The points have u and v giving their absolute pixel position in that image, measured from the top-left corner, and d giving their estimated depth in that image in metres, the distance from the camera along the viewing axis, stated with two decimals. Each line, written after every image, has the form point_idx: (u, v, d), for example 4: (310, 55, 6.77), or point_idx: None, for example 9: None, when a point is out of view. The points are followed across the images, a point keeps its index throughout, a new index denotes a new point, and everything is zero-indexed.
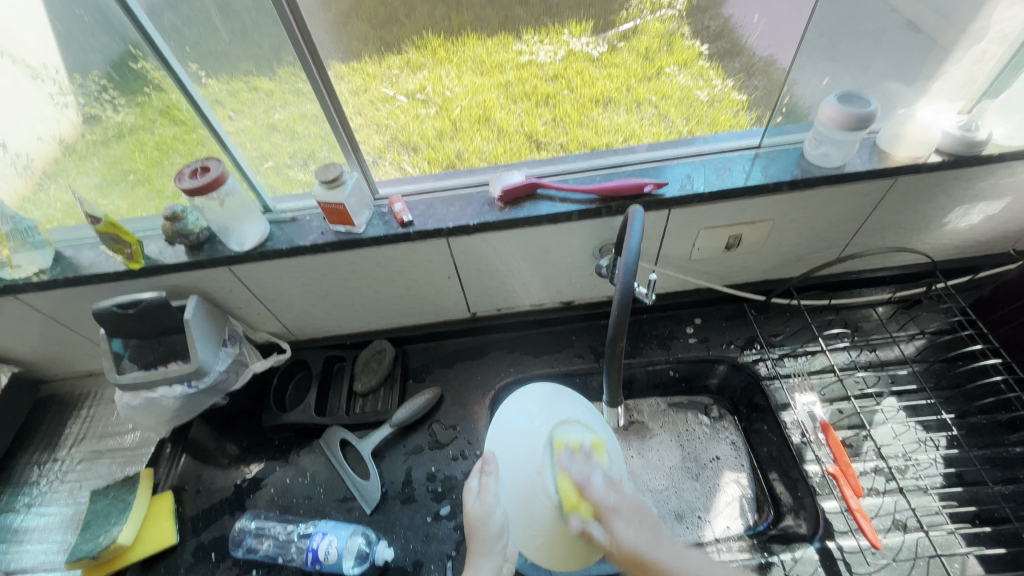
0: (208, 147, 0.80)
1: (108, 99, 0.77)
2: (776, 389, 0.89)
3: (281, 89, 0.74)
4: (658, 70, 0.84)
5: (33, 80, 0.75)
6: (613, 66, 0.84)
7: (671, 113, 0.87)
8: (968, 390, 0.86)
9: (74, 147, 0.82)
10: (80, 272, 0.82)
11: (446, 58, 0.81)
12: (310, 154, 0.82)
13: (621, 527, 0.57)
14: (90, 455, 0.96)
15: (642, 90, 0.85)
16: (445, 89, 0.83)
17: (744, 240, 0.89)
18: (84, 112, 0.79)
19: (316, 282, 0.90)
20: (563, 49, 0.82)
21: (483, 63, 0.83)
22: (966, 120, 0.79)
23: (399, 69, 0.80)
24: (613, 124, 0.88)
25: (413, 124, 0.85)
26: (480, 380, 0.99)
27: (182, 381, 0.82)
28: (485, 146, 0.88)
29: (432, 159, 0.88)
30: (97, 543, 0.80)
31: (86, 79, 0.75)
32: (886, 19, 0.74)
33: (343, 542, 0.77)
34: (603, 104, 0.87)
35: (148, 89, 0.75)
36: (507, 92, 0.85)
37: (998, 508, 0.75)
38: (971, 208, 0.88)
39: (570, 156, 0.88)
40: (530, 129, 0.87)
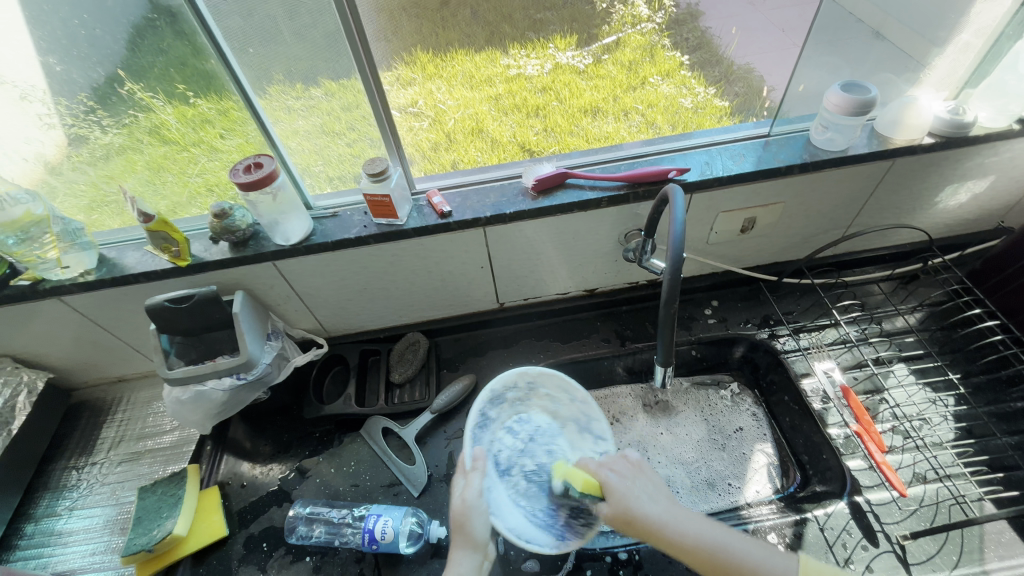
0: (200, 165, 0.85)
1: (94, 120, 0.78)
2: (795, 361, 0.95)
3: (270, 107, 0.79)
4: (643, 80, 0.86)
5: (20, 102, 0.75)
6: (598, 78, 0.84)
7: (658, 120, 0.91)
8: (969, 351, 0.93)
9: (59, 168, 0.83)
10: (126, 272, 0.85)
11: (435, 74, 0.78)
12: (304, 169, 0.88)
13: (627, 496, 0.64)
14: (129, 456, 0.97)
15: (629, 99, 0.88)
16: (437, 102, 0.82)
17: (758, 223, 0.96)
18: (70, 134, 0.79)
19: (355, 276, 0.93)
20: (550, 63, 0.81)
21: (472, 77, 0.81)
22: (954, 105, 0.87)
23: (390, 85, 0.77)
24: (603, 132, 0.91)
25: (410, 136, 0.85)
26: (512, 367, 1.02)
27: (231, 374, 0.84)
28: (479, 156, 0.91)
29: (428, 170, 0.90)
30: (152, 536, 0.81)
31: (74, 101, 0.76)
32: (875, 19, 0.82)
33: (398, 521, 0.79)
34: (592, 113, 0.89)
35: (136, 111, 0.78)
36: (497, 105, 0.85)
37: (1006, 457, 0.81)
38: (960, 187, 0.96)
39: (573, 154, 0.92)
40: (523, 139, 0.90)
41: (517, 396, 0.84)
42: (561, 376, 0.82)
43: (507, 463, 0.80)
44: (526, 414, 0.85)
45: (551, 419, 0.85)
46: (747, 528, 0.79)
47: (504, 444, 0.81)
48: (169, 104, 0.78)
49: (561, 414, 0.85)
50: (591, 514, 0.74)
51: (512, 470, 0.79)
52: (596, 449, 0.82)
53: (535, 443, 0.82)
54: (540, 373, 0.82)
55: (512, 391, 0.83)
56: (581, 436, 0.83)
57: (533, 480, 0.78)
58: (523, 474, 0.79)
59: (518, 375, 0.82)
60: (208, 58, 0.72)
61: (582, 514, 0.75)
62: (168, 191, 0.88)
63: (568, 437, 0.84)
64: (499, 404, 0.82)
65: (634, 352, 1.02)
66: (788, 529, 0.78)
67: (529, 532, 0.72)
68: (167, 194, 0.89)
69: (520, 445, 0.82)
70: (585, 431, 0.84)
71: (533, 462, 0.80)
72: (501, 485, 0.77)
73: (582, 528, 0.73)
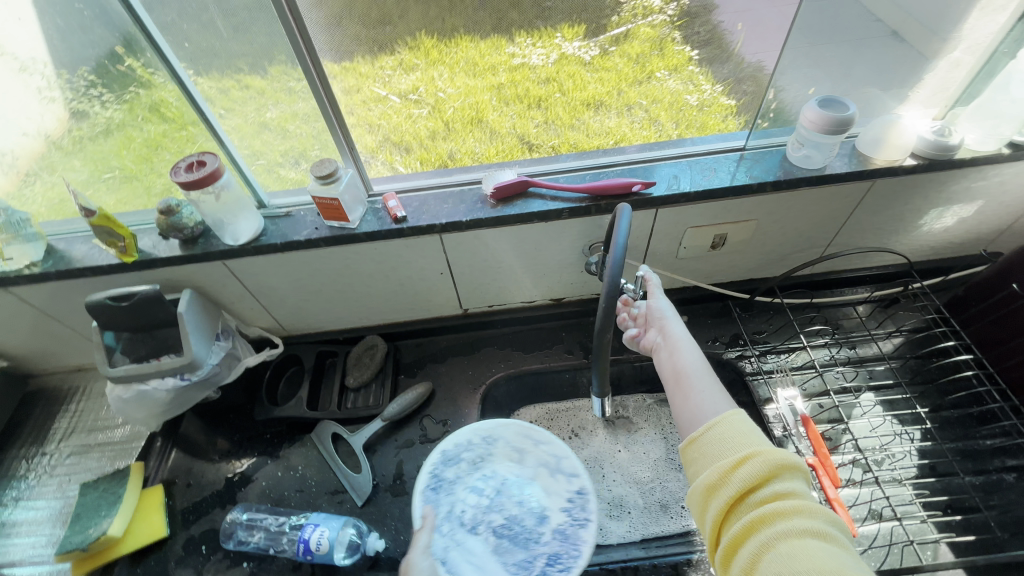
0: (197, 144, 0.81)
1: (95, 95, 0.77)
2: (758, 384, 0.91)
3: (273, 88, 0.75)
4: (649, 75, 0.80)
5: (20, 74, 0.75)
6: (604, 71, 0.79)
7: (661, 117, 0.86)
8: (941, 385, 0.89)
9: (59, 144, 0.82)
10: (73, 265, 0.83)
11: (439, 60, 0.75)
12: (301, 154, 0.83)
13: (669, 312, 0.71)
14: (79, 448, 0.96)
15: (633, 93, 0.82)
16: (437, 90, 0.79)
17: (729, 239, 0.92)
18: (71, 108, 0.79)
19: (310, 277, 0.91)
20: (556, 53, 0.76)
21: (475, 65, 0.77)
22: (939, 125, 0.82)
23: (392, 70, 0.74)
24: (603, 128, 0.86)
25: (406, 124, 0.82)
26: (472, 375, 1.00)
27: (175, 374, 0.82)
28: (478, 146, 0.86)
29: (424, 159, 0.87)
30: (87, 535, 0.80)
31: (76, 75, 0.75)
32: (869, 28, 0.76)
33: (335, 532, 0.78)
34: (594, 107, 0.84)
35: (138, 87, 0.76)
36: (499, 95, 0.81)
37: (968, 498, 0.78)
38: (946, 210, 0.91)
39: (566, 155, 0.89)
40: (522, 131, 0.85)
41: (473, 452, 0.85)
42: (519, 423, 0.85)
43: (473, 523, 0.80)
44: (490, 470, 0.85)
45: (518, 472, 0.85)
46: (692, 557, 0.79)
47: (467, 504, 0.81)
48: (168, 82, 0.74)
49: (528, 464, 0.85)
50: (569, 555, 0.75)
51: (477, 527, 0.79)
52: (570, 487, 0.81)
53: (501, 497, 0.82)
54: (500, 425, 0.86)
55: (468, 451, 0.85)
56: (553, 480, 0.83)
57: (504, 534, 0.79)
58: (491, 530, 0.79)
59: (473, 431, 0.86)
60: (157, 44, 0.70)
61: (559, 560, 0.75)
62: (163, 169, 0.83)
63: (540, 484, 0.83)
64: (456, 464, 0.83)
65: None
66: None
67: None
68: (156, 175, 0.84)
69: (486, 502, 0.82)
70: (555, 474, 0.83)
71: (502, 517, 0.80)
72: (471, 545, 0.77)
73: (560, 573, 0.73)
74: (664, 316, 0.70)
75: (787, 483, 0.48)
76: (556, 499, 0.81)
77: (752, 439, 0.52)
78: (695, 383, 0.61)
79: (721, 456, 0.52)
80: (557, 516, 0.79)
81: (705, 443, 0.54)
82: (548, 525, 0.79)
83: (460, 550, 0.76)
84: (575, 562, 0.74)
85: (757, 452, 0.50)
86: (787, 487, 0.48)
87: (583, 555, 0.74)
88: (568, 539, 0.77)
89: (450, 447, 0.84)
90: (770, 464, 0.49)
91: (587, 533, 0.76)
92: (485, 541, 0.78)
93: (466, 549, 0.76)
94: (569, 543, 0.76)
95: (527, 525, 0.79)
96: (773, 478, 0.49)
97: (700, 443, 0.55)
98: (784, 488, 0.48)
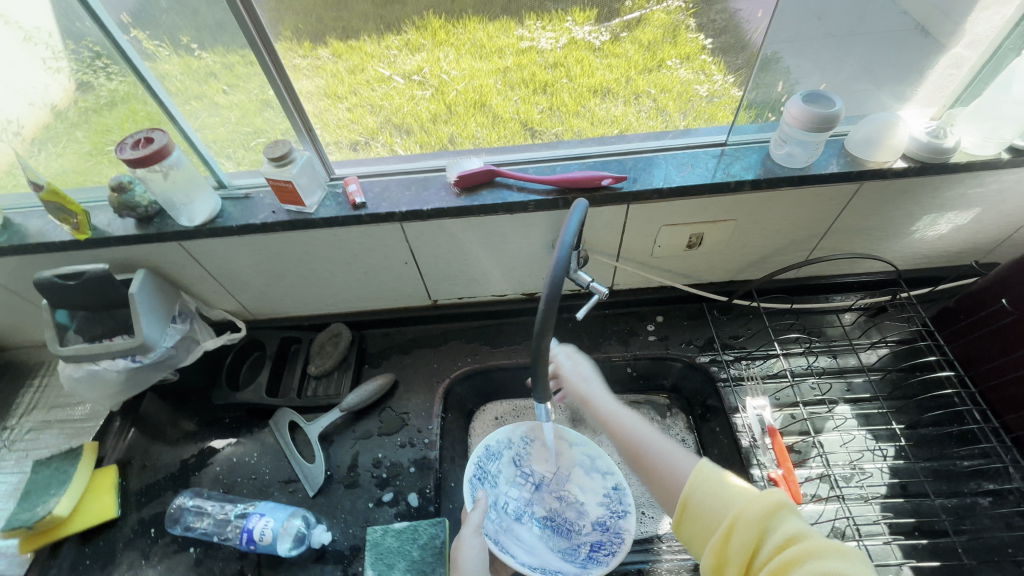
0: (199, 120, 0.79)
1: (100, 66, 0.74)
2: (728, 392, 0.88)
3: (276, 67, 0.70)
4: (659, 63, 0.74)
5: (25, 43, 0.73)
6: (613, 57, 0.73)
7: (669, 107, 0.80)
8: (922, 400, 0.85)
9: (65, 114, 0.80)
10: (28, 239, 0.81)
11: (445, 40, 0.70)
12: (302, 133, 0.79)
13: (589, 377, 0.70)
14: (40, 424, 0.96)
15: (642, 82, 0.77)
16: (441, 72, 0.74)
17: (706, 239, 0.88)
18: (77, 78, 0.76)
19: (271, 261, 0.88)
20: (565, 37, 0.70)
21: (482, 47, 0.72)
22: (935, 125, 0.76)
23: (397, 50, 0.71)
24: (610, 115, 0.81)
25: (409, 105, 0.77)
26: (436, 368, 0.98)
27: (126, 356, 0.80)
28: (479, 131, 0.82)
29: (424, 143, 0.83)
30: (34, 513, 0.79)
31: (80, 45, 0.72)
32: (896, 21, 0.70)
33: (279, 523, 0.77)
34: (601, 94, 0.78)
35: (142, 60, 0.72)
36: (505, 79, 0.75)
37: (937, 522, 0.75)
38: (939, 217, 0.86)
39: (571, 141, 0.84)
40: (526, 116, 0.80)
41: (513, 450, 0.88)
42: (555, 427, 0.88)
43: (516, 513, 0.85)
44: (529, 467, 0.88)
45: (555, 469, 0.88)
46: (643, 567, 0.78)
47: (510, 497, 0.86)
48: (175, 55, 0.72)
49: (564, 463, 0.88)
50: (611, 542, 0.79)
51: (522, 517, 0.84)
52: (606, 484, 0.85)
53: (541, 491, 0.87)
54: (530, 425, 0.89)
55: (508, 449, 0.88)
56: (589, 478, 0.86)
57: (546, 524, 0.84)
58: (536, 521, 0.84)
59: (513, 430, 0.89)
60: (96, 15, 0.68)
61: (603, 547, 0.79)
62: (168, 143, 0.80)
63: (576, 481, 0.87)
64: (499, 459, 0.87)
65: None
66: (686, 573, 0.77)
67: (553, 562, 0.79)
68: None
69: (527, 495, 0.86)
70: (590, 472, 0.86)
71: (544, 509, 0.85)
72: (517, 533, 0.82)
73: (603, 557, 0.77)
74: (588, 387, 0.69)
75: (780, 531, 0.49)
76: (592, 495, 0.85)
77: (727, 495, 0.53)
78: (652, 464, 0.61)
79: (712, 529, 0.53)
80: (594, 509, 0.84)
81: (692, 520, 0.55)
82: (588, 518, 0.83)
83: (509, 537, 0.81)
84: (617, 548, 0.78)
85: (738, 513, 0.51)
86: (782, 537, 0.48)
87: (624, 543, 0.78)
88: (609, 530, 0.81)
89: (492, 442, 0.87)
90: (756, 522, 0.50)
91: (625, 524, 0.80)
92: (529, 531, 0.83)
93: (512, 536, 0.82)
94: (610, 532, 0.80)
95: (567, 517, 0.84)
96: (765, 534, 0.49)
97: (687, 521, 0.55)
98: (779, 540, 0.48)
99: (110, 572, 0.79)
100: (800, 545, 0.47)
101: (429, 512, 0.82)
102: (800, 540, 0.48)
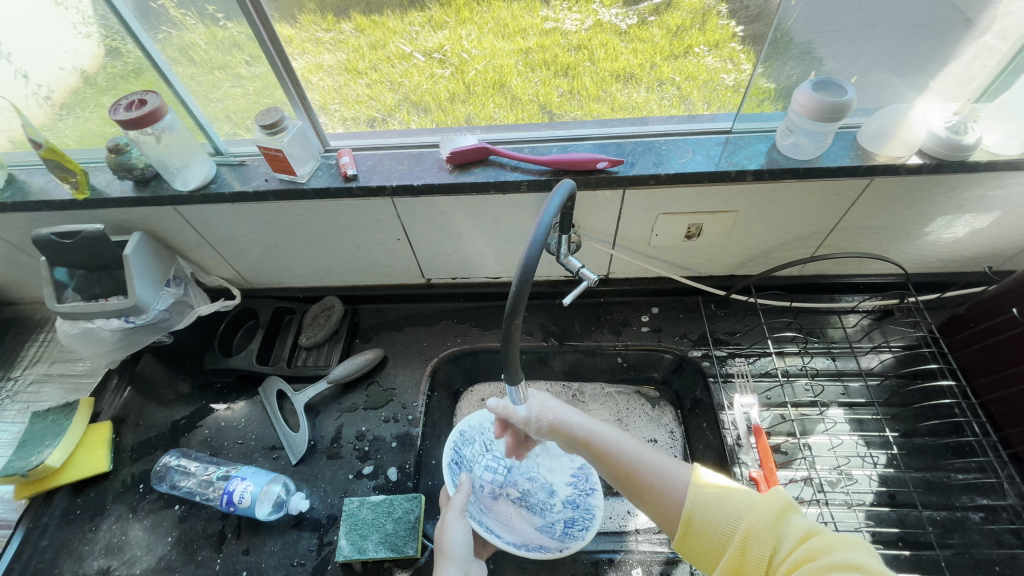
0: (222, 90, 0.79)
1: (126, 33, 0.72)
2: (716, 387, 0.86)
3: (300, 37, 0.72)
4: (687, 49, 0.73)
5: (56, 8, 0.72)
6: (639, 41, 0.72)
7: (693, 95, 0.78)
8: (919, 409, 0.83)
9: (94, 80, 0.79)
10: (29, 197, 0.82)
11: (469, 18, 0.71)
12: (322, 107, 0.81)
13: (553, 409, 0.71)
14: (42, 377, 0.99)
15: (667, 68, 0.75)
16: (463, 51, 0.75)
17: (705, 231, 0.85)
18: (105, 44, 0.74)
19: (265, 231, 0.89)
20: (591, 19, 0.71)
21: (506, 26, 0.72)
22: (956, 120, 0.72)
23: (419, 26, 0.71)
24: (631, 102, 0.79)
25: (427, 83, 0.78)
26: (425, 346, 0.98)
27: (120, 316, 0.82)
28: (497, 112, 0.81)
29: (441, 121, 0.82)
30: (28, 462, 0.82)
31: (108, 11, 0.69)
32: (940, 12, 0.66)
33: (259, 487, 0.79)
34: (623, 79, 0.77)
35: (169, 27, 0.71)
36: (526, 60, 0.75)
37: (923, 534, 0.72)
38: (955, 219, 0.82)
39: (589, 123, 0.82)
40: (545, 98, 0.79)
41: (484, 435, 0.88)
42: None
43: (492, 495, 0.85)
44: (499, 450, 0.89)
45: None
46: (614, 557, 0.76)
47: (485, 479, 0.86)
48: (201, 24, 0.71)
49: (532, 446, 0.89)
50: (583, 518, 0.80)
51: (497, 499, 0.84)
52: (573, 464, 0.86)
53: (514, 473, 0.87)
54: None
55: (480, 434, 0.88)
56: (555, 459, 0.87)
57: (522, 504, 0.84)
58: (510, 502, 0.84)
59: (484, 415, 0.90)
60: None
61: (576, 523, 0.80)
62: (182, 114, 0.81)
63: (544, 463, 0.88)
64: (471, 444, 0.87)
65: (571, 351, 0.94)
66: (657, 566, 0.75)
67: (533, 539, 0.79)
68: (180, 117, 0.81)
69: (501, 477, 0.86)
70: (557, 453, 0.87)
71: (517, 491, 0.85)
72: (494, 515, 0.82)
73: (578, 532, 0.78)
74: (556, 414, 0.71)
75: (792, 536, 0.49)
76: (560, 476, 0.86)
77: (730, 508, 0.54)
78: (646, 482, 0.61)
79: (722, 545, 0.53)
80: (563, 489, 0.85)
81: (697, 538, 0.55)
82: (558, 497, 0.84)
83: (488, 519, 0.81)
84: (590, 523, 0.78)
85: (746, 526, 0.51)
86: (793, 540, 0.49)
87: (595, 517, 0.79)
88: (580, 507, 0.82)
89: (465, 427, 0.87)
90: (765, 530, 0.51)
91: (594, 500, 0.81)
92: (505, 509, 0.83)
93: (491, 516, 0.82)
94: (581, 509, 0.81)
95: (540, 498, 0.84)
96: (776, 541, 0.50)
97: (691, 538, 0.55)
98: (790, 545, 0.49)
99: (98, 522, 0.82)
100: (813, 543, 0.48)
101: (407, 487, 0.83)
102: (812, 540, 0.48)
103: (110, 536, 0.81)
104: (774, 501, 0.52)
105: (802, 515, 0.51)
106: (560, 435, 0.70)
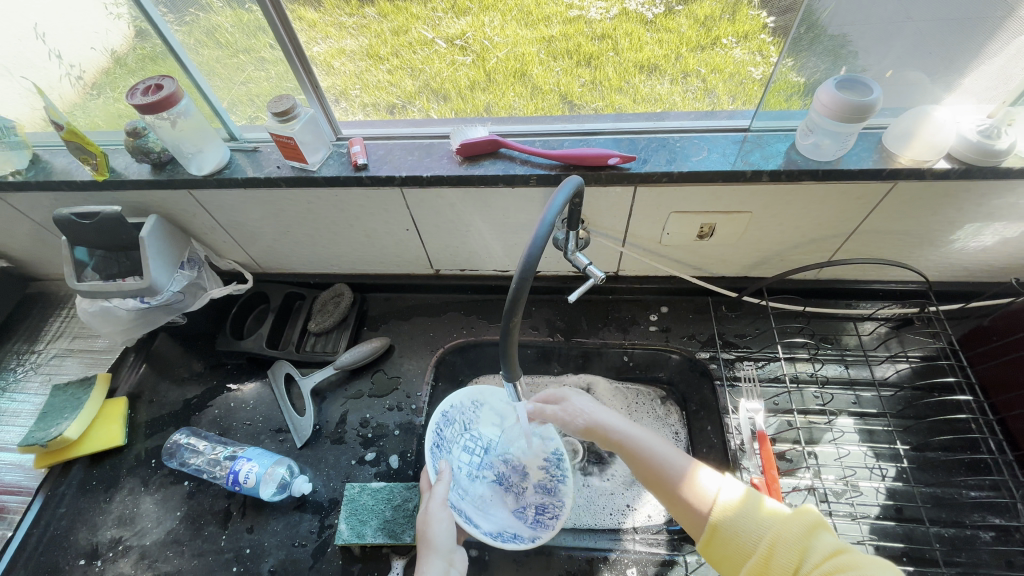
0: (246, 73, 0.79)
1: (155, 14, 0.72)
2: (723, 391, 0.85)
3: (324, 21, 0.73)
4: (714, 40, 0.71)
5: None
6: (665, 31, 0.71)
7: (717, 88, 0.76)
8: (933, 422, 0.80)
9: (123, 60, 0.80)
10: (52, 176, 0.85)
11: (492, 5, 0.71)
12: (342, 93, 0.81)
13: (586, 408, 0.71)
14: (63, 352, 1.02)
15: (693, 60, 0.73)
16: (485, 38, 0.74)
17: (718, 231, 0.83)
18: (135, 25, 0.75)
19: (277, 217, 0.90)
20: (616, 7, 0.70)
21: (529, 14, 0.71)
22: (989, 123, 0.68)
23: (443, 12, 0.71)
24: (654, 94, 0.77)
25: (448, 71, 0.77)
26: (432, 337, 0.98)
27: (136, 296, 0.84)
28: (516, 102, 0.80)
29: (460, 110, 0.82)
30: (48, 433, 0.85)
31: None
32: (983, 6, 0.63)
33: (263, 469, 0.81)
34: (647, 70, 0.75)
35: (196, 9, 0.72)
36: (548, 48, 0.74)
37: (928, 550, 0.71)
38: (984, 227, 0.78)
39: (609, 116, 0.80)
40: (566, 89, 0.78)
41: (464, 415, 0.87)
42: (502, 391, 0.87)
43: (469, 476, 0.84)
44: (476, 431, 0.88)
45: (500, 433, 0.88)
46: (609, 555, 0.76)
47: (462, 461, 0.85)
48: (227, 7, 0.71)
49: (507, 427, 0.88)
50: (554, 505, 0.81)
51: (473, 481, 0.84)
52: (546, 448, 0.86)
53: (490, 454, 0.87)
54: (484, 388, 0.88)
55: (458, 412, 0.86)
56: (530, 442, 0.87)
57: (499, 487, 0.84)
58: (486, 484, 0.84)
59: (467, 395, 0.88)
60: None
61: (546, 510, 0.81)
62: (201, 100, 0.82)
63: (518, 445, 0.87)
64: (450, 424, 0.85)
65: (577, 346, 0.94)
66: (652, 567, 0.75)
67: (506, 525, 0.80)
68: (199, 101, 0.82)
69: (477, 459, 0.86)
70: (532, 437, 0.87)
71: (493, 473, 0.85)
72: (471, 497, 0.82)
73: (549, 520, 0.79)
74: (589, 414, 0.70)
75: (819, 551, 0.50)
76: (534, 459, 0.86)
77: (759, 516, 0.55)
78: (674, 488, 0.61)
79: (747, 551, 0.54)
80: (536, 473, 0.85)
81: (723, 543, 0.56)
82: (530, 481, 0.85)
83: (466, 504, 0.81)
84: (560, 511, 0.80)
85: (775, 535, 0.53)
86: (822, 555, 0.50)
87: (565, 506, 0.80)
88: (551, 492, 0.83)
89: (448, 408, 0.85)
90: (794, 543, 0.52)
91: (564, 487, 0.82)
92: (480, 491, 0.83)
93: (469, 499, 0.81)
94: (552, 495, 0.82)
95: (514, 481, 0.85)
96: (802, 554, 0.51)
97: (715, 543, 0.56)
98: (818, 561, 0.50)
99: (112, 494, 0.85)
100: (840, 559, 0.49)
101: (407, 476, 0.84)
102: (841, 556, 0.49)
103: (123, 508, 0.84)
104: (805, 516, 0.53)
105: (831, 535, 0.52)
106: (592, 435, 0.70)
